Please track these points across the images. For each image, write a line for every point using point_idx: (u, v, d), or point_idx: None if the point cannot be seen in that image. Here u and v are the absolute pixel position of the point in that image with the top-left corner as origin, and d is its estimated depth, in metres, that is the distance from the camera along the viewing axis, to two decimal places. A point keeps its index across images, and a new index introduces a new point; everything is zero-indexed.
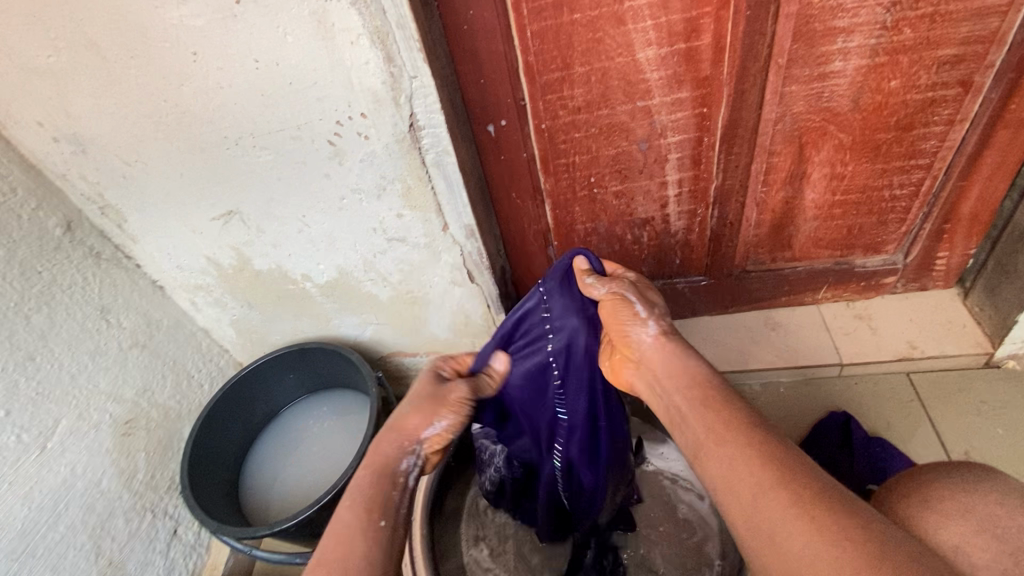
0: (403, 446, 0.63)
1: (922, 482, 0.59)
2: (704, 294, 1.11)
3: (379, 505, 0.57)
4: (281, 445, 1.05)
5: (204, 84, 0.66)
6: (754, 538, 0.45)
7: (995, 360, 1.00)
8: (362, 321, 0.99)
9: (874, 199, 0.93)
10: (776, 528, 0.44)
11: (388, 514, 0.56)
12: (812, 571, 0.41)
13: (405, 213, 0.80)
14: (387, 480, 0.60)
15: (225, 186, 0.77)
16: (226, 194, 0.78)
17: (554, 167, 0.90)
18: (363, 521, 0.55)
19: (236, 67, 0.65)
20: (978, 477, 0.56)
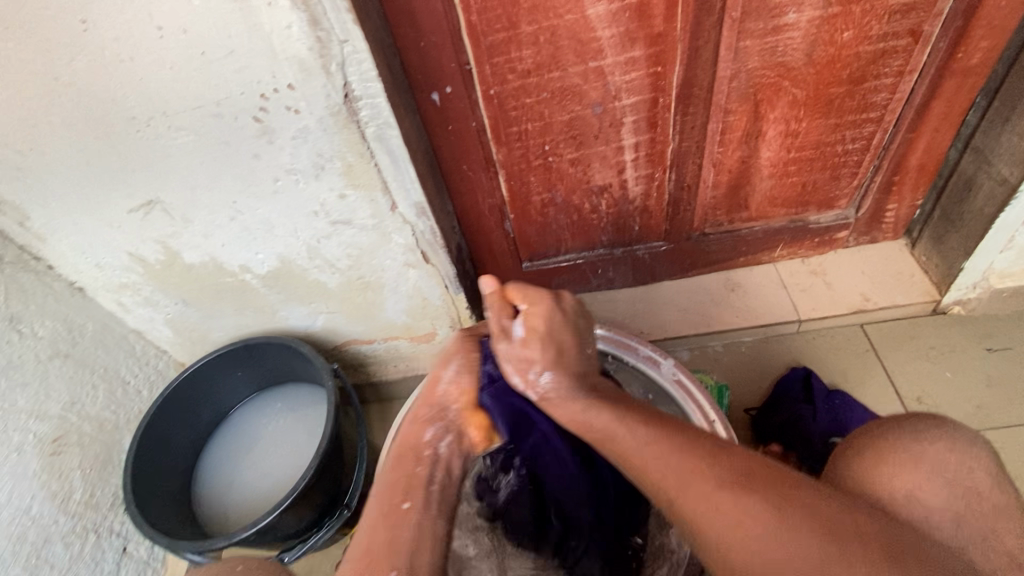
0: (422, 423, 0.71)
1: (871, 438, 0.59)
2: (664, 259, 1.10)
3: (404, 491, 0.64)
4: (233, 449, 0.98)
5: (100, 55, 0.58)
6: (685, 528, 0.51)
7: (942, 307, 1.03)
8: (311, 310, 0.92)
9: (827, 155, 0.93)
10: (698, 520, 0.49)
11: (411, 497, 0.63)
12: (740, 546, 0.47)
13: (348, 193, 0.74)
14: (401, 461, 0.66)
15: (141, 173, 0.69)
16: (143, 182, 0.70)
17: (506, 136, 0.85)
18: (388, 508, 0.62)
19: (137, 35, 0.56)
20: (917, 428, 0.58)
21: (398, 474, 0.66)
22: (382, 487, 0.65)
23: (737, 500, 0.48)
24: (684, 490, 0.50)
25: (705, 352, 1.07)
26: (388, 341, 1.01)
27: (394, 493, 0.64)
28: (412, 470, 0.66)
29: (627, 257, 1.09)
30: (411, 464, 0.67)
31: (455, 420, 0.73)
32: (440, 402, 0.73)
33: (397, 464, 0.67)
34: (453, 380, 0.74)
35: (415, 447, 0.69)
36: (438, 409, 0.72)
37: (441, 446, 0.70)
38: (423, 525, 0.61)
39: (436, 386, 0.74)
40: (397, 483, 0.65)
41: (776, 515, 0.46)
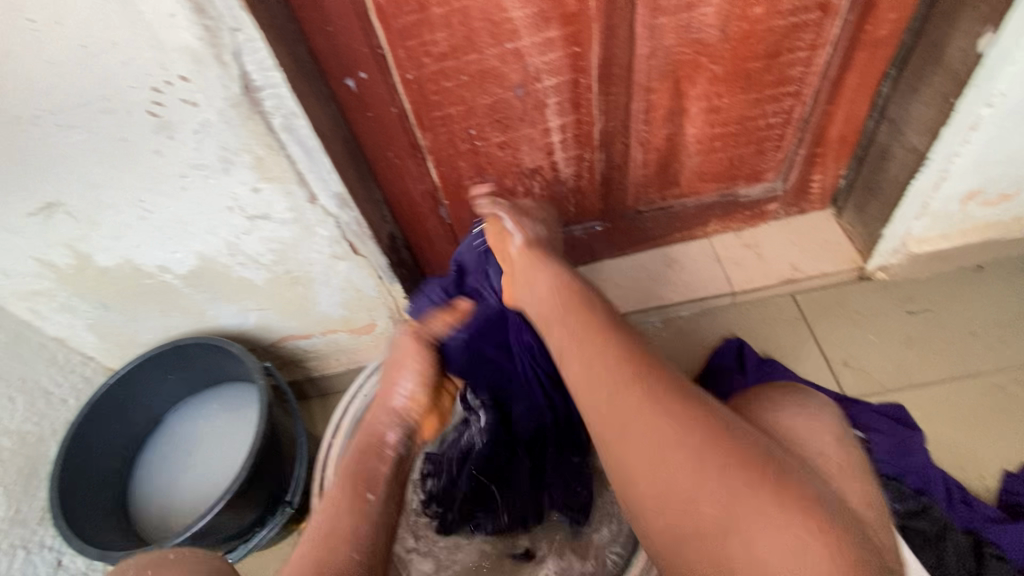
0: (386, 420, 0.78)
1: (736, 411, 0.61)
2: (602, 238, 1.11)
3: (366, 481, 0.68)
4: (170, 455, 0.96)
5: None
6: (611, 432, 0.54)
7: (867, 273, 1.07)
8: (241, 308, 0.91)
9: (751, 129, 0.94)
10: (627, 422, 0.53)
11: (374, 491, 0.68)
12: (662, 454, 0.50)
13: (261, 186, 0.72)
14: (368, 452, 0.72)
15: (37, 174, 0.66)
16: (40, 184, 0.67)
17: (429, 121, 0.84)
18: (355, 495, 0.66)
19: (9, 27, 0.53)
20: (769, 397, 0.61)
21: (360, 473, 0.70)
22: (345, 483, 0.69)
23: (662, 414, 0.51)
24: (621, 419, 0.53)
25: (645, 327, 1.09)
26: (327, 334, 1.00)
27: (358, 484, 0.68)
28: (372, 467, 0.71)
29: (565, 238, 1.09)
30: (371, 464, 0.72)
31: (411, 423, 0.79)
32: (396, 410, 0.79)
33: (360, 456, 0.72)
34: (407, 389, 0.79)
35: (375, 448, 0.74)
36: (395, 416, 0.78)
37: (399, 446, 0.76)
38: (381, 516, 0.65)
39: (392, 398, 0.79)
40: (356, 475, 0.69)
41: (704, 438, 0.49)
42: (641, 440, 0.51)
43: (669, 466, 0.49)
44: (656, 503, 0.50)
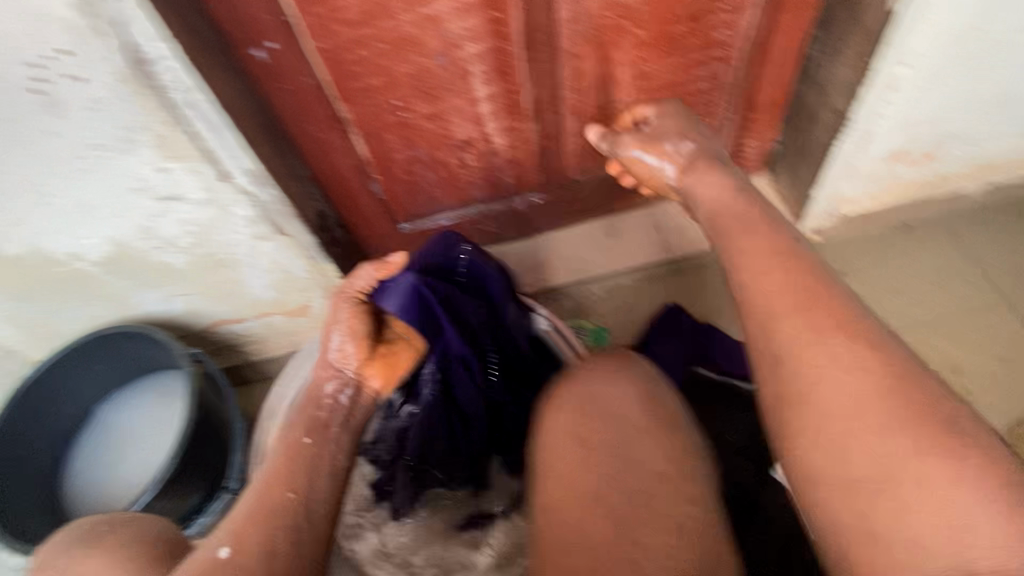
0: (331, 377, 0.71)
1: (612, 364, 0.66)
2: (544, 210, 1.10)
3: (307, 428, 0.66)
4: (104, 443, 0.94)
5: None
6: (791, 375, 0.50)
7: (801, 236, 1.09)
8: (167, 294, 0.88)
9: (682, 94, 0.94)
10: (816, 352, 0.49)
11: (313, 433, 0.66)
12: (854, 399, 0.46)
13: (168, 166, 0.70)
14: (313, 404, 0.69)
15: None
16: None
17: (350, 93, 0.81)
18: (292, 442, 0.65)
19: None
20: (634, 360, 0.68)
21: (300, 419, 0.68)
22: (288, 428, 0.67)
23: (854, 353, 0.48)
24: (807, 355, 0.49)
25: (587, 297, 1.11)
26: (261, 318, 0.97)
27: (297, 431, 0.66)
28: (314, 413, 0.69)
29: (505, 211, 1.08)
30: (311, 410, 0.69)
31: (354, 377, 0.72)
32: (333, 365, 0.71)
33: (304, 406, 0.69)
34: (340, 346, 0.71)
35: (316, 398, 0.70)
36: (332, 369, 0.71)
37: (342, 399, 0.71)
38: (322, 459, 0.64)
39: (327, 354, 0.72)
40: (301, 423, 0.67)
41: (890, 385, 0.46)
42: (822, 381, 0.48)
43: (853, 381, 0.47)
44: (828, 459, 0.47)
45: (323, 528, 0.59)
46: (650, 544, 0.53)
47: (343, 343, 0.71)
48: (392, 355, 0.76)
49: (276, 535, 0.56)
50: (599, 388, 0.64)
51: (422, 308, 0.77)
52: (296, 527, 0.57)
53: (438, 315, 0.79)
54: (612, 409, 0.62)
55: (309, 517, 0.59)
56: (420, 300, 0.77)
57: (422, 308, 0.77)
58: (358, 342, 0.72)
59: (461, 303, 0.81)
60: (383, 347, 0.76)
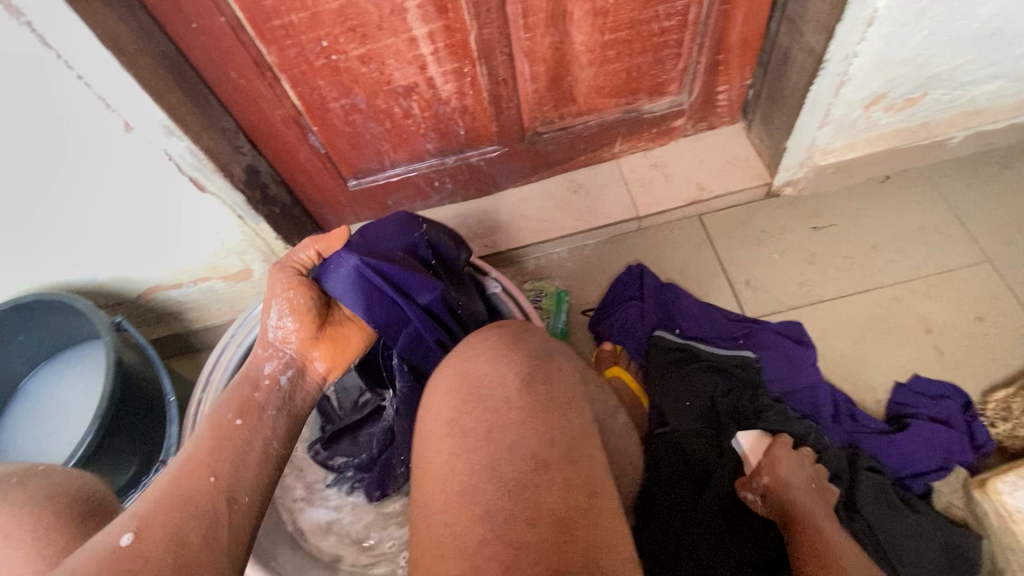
0: (267, 356, 0.69)
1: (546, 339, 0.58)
2: (502, 164, 1.03)
3: (237, 408, 0.60)
4: (37, 406, 0.88)
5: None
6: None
7: (774, 190, 1.03)
8: (87, 259, 0.81)
9: (645, 35, 0.86)
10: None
11: (245, 415, 0.60)
12: None
13: (58, 114, 0.62)
14: (248, 385, 0.64)
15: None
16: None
17: (270, 33, 0.73)
18: (219, 424, 0.58)
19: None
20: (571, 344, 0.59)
21: (235, 398, 0.62)
22: (220, 407, 0.61)
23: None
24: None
25: (549, 258, 1.05)
26: (197, 283, 0.91)
27: (227, 412, 0.60)
28: (249, 394, 0.63)
29: (461, 166, 1.02)
30: (248, 390, 0.64)
31: (294, 356, 0.70)
32: (272, 344, 0.70)
33: (235, 387, 0.64)
34: (280, 323, 0.70)
35: (254, 377, 0.66)
36: (272, 349, 0.69)
37: (281, 378, 0.67)
38: (254, 443, 0.58)
39: (266, 332, 0.71)
40: (233, 403, 0.61)
41: None
42: None
43: None
44: None
45: (247, 522, 0.51)
46: (531, 550, 0.40)
47: (285, 320, 0.70)
48: (340, 336, 0.74)
49: (189, 521, 0.48)
50: (472, 369, 0.51)
51: (373, 295, 0.70)
52: (214, 514, 0.49)
53: (397, 303, 0.71)
54: (488, 387, 0.49)
55: (232, 504, 0.51)
56: (366, 285, 0.69)
57: (374, 296, 0.70)
58: (299, 318, 0.70)
59: (422, 288, 0.72)
60: (332, 328, 0.74)
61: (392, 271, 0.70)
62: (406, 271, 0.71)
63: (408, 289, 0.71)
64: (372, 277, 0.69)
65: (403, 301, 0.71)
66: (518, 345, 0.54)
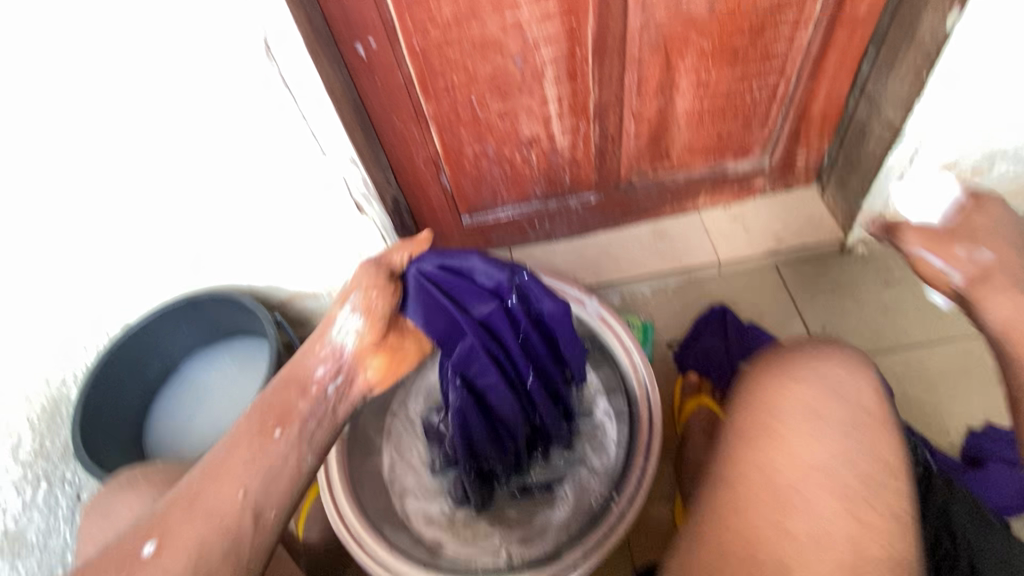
0: (323, 356, 0.64)
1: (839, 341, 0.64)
2: (597, 209, 1.16)
3: (278, 413, 0.59)
4: (184, 396, 1.01)
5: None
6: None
7: (848, 246, 1.12)
8: (253, 264, 0.96)
9: (738, 104, 1.00)
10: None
11: (283, 423, 0.59)
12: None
13: (274, 138, 0.78)
14: (295, 388, 0.62)
15: (66, 122, 0.70)
16: (103, 141, 0.73)
17: (434, 89, 0.89)
18: (256, 432, 0.58)
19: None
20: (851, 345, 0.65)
21: (277, 401, 0.61)
22: (254, 412, 0.60)
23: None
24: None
25: (634, 295, 1.15)
26: (331, 294, 1.05)
27: (267, 417, 0.59)
28: (293, 400, 0.61)
29: (561, 209, 1.15)
30: (293, 394, 0.61)
31: (350, 362, 0.65)
32: (331, 344, 0.65)
33: (282, 387, 0.62)
34: (348, 321, 0.65)
35: (302, 378, 0.63)
36: (330, 349, 0.65)
37: (330, 387, 0.63)
38: (288, 458, 0.57)
39: (328, 325, 0.66)
40: (273, 407, 0.60)
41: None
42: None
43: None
44: None
45: (269, 541, 0.54)
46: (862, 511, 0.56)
47: (357, 320, 0.66)
48: (399, 348, 0.71)
49: (211, 544, 0.51)
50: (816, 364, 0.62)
51: (433, 307, 0.71)
52: (236, 534, 0.52)
53: (450, 313, 0.73)
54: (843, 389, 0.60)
55: (258, 520, 0.53)
56: (427, 297, 0.71)
57: (434, 310, 0.71)
58: (367, 318, 0.66)
59: (478, 302, 0.75)
60: (393, 338, 0.71)
61: (452, 283, 0.73)
62: (463, 283, 0.73)
63: (465, 303, 0.74)
64: (431, 287, 0.71)
65: (456, 312, 0.73)
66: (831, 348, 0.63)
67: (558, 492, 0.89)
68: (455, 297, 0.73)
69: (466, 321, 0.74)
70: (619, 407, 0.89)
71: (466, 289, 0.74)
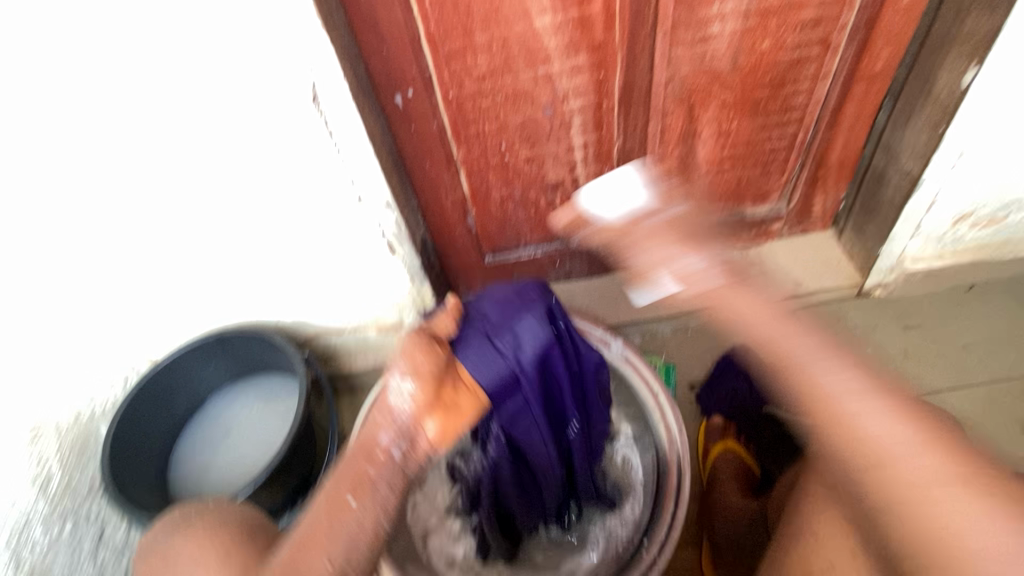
0: (386, 424, 0.60)
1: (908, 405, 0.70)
2: (618, 250, 1.18)
3: (352, 484, 0.58)
4: (213, 434, 1.02)
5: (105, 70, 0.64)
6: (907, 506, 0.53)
7: (865, 290, 1.13)
8: (283, 300, 0.98)
9: (758, 152, 1.03)
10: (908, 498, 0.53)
11: (358, 493, 0.58)
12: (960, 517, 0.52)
13: (315, 181, 0.81)
14: (363, 459, 0.59)
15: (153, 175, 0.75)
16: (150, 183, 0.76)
17: (466, 136, 0.92)
18: (333, 501, 0.58)
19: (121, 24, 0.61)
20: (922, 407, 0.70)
21: (346, 470, 0.60)
22: (333, 480, 0.60)
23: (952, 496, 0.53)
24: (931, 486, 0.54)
25: (654, 334, 1.16)
26: (356, 330, 1.06)
27: (341, 487, 0.58)
28: (363, 469, 0.59)
29: (582, 250, 1.17)
30: (363, 464, 0.59)
31: (410, 426, 0.59)
32: (390, 412, 0.60)
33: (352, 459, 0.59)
34: (401, 386, 0.61)
35: (367, 448, 0.60)
36: (389, 416, 0.60)
37: (393, 454, 0.59)
38: (366, 528, 0.57)
39: (385, 394, 0.62)
40: (347, 476, 0.59)
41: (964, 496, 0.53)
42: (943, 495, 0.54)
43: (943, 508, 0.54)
44: None
45: None
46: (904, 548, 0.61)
47: (409, 385, 0.61)
48: (460, 408, 0.63)
49: None
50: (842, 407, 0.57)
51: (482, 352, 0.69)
52: None
53: (495, 345, 0.70)
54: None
55: None
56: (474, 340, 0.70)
57: (484, 354, 0.69)
58: (419, 381, 0.60)
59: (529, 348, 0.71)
60: (451, 395, 0.63)
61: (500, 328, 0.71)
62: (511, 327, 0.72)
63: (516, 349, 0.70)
64: (476, 330, 0.71)
65: (501, 343, 0.70)
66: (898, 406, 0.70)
67: (589, 535, 0.90)
68: (505, 342, 0.70)
69: (519, 368, 0.70)
70: (647, 452, 0.90)
71: (516, 334, 0.71)
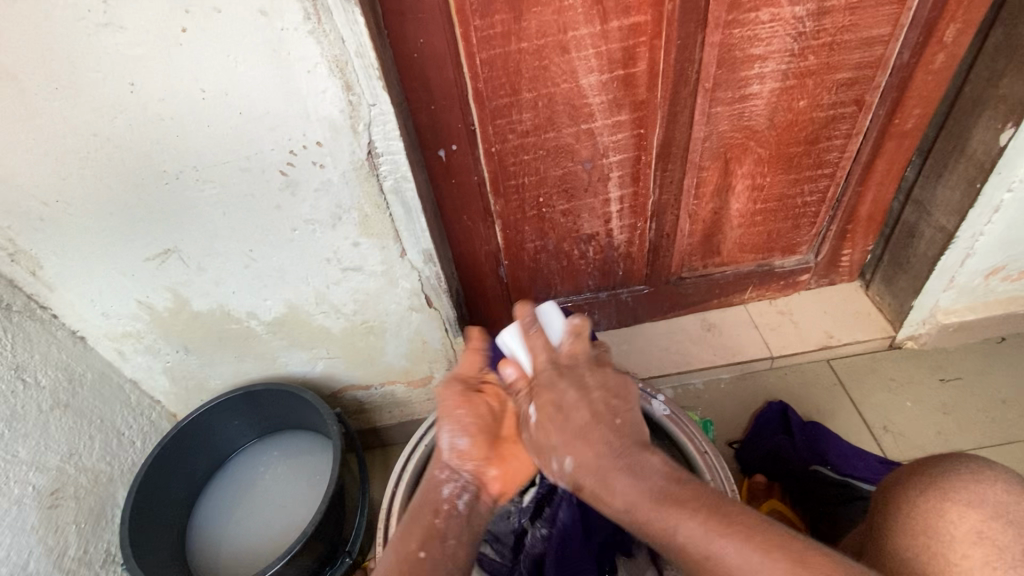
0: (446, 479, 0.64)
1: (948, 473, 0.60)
2: (646, 301, 1.17)
3: (420, 537, 0.59)
4: (231, 501, 0.98)
5: (162, 128, 0.63)
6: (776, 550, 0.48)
7: (897, 342, 1.13)
8: (312, 356, 0.93)
9: (789, 206, 1.03)
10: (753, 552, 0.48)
11: (427, 546, 0.58)
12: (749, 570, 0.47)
13: (361, 242, 0.78)
14: (428, 509, 0.61)
15: (198, 231, 0.73)
16: (194, 238, 0.74)
17: (504, 189, 0.92)
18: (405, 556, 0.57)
19: (198, 104, 0.62)
20: (972, 470, 0.59)
21: (416, 524, 0.61)
22: (399, 534, 0.60)
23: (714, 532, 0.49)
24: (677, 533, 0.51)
25: (687, 388, 1.14)
26: (385, 386, 1.02)
27: (409, 542, 0.59)
28: (430, 520, 0.60)
29: (612, 300, 1.16)
30: (430, 515, 0.61)
31: (471, 479, 0.65)
32: (449, 466, 0.65)
33: (418, 513, 0.62)
34: (454, 443, 0.65)
35: (433, 503, 0.62)
36: (449, 471, 0.65)
37: (459, 505, 0.63)
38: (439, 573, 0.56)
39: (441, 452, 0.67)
40: (415, 529, 0.60)
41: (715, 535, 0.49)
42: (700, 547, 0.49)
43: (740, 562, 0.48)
44: None
45: None
46: None
47: (462, 440, 0.65)
48: (520, 455, 0.68)
49: None
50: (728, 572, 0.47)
51: None
52: None
53: None
54: (1015, 514, 0.56)
55: None
56: None
57: None
58: (474, 437, 0.65)
59: None
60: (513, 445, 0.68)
61: None
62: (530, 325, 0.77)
63: None
64: None
65: None
66: (943, 483, 0.59)
67: None
68: None
69: None
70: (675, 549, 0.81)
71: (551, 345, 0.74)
